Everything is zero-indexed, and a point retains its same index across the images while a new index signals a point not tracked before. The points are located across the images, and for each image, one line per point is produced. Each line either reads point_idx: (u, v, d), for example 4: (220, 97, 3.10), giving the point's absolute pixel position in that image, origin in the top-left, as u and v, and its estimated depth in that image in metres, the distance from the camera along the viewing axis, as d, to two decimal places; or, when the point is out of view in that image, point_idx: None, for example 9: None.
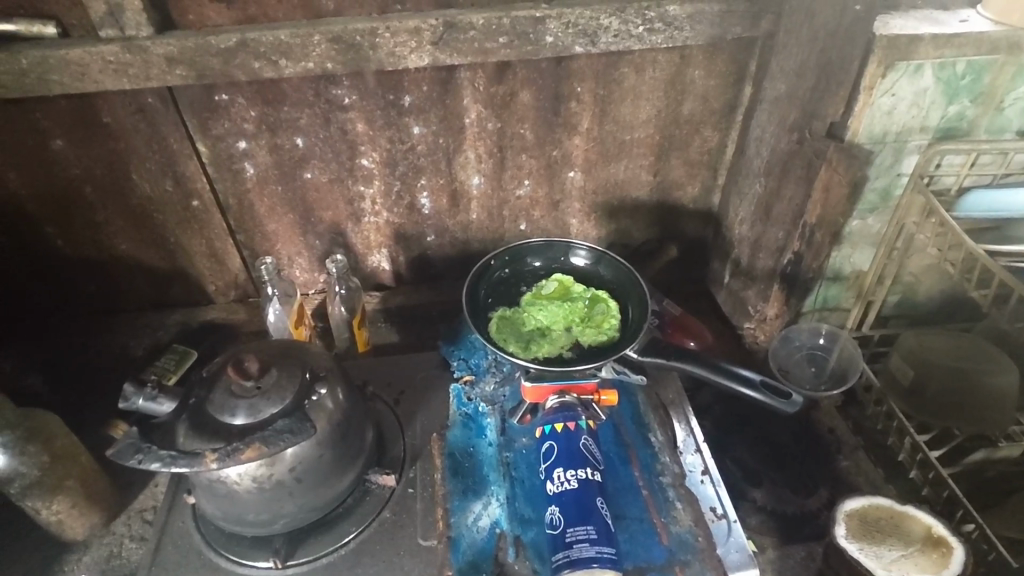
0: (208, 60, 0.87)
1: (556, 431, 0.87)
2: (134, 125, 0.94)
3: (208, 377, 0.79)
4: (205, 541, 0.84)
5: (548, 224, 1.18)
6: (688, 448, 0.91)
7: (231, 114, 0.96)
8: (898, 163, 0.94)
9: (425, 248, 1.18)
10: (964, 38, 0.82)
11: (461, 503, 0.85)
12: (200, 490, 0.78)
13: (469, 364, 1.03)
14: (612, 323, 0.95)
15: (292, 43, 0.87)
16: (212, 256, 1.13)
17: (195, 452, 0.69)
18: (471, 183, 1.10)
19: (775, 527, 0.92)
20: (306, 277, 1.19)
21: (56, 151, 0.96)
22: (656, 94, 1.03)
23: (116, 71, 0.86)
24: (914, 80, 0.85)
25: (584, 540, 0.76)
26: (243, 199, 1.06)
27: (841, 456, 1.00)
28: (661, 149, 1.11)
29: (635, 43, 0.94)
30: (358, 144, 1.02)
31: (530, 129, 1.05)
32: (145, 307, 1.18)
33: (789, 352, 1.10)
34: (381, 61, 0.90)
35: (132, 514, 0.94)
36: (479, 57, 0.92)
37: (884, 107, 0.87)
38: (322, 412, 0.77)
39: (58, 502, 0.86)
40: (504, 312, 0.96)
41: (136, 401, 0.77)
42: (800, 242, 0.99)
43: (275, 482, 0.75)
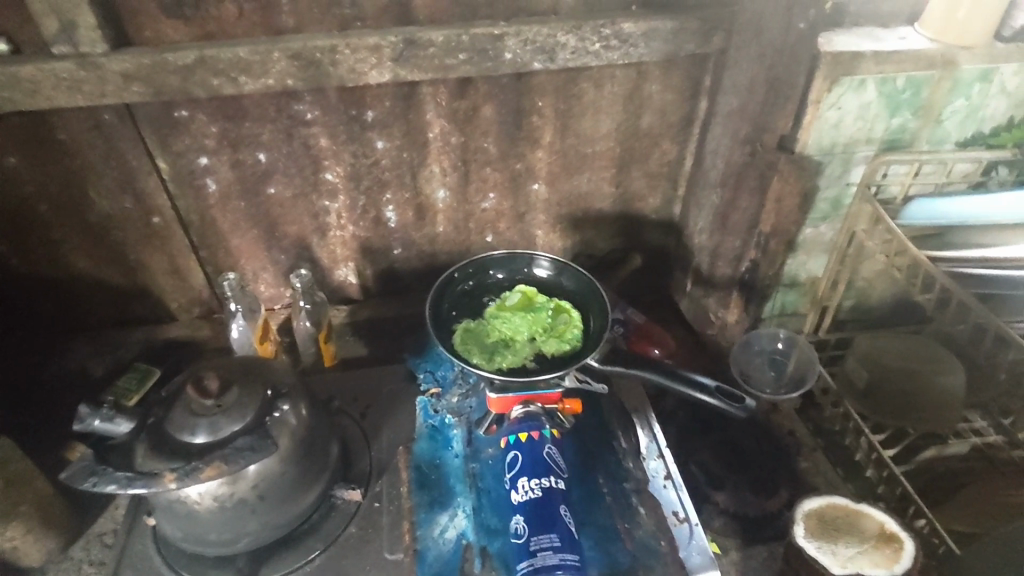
0: (166, 76, 0.86)
1: (521, 441, 0.87)
2: (91, 141, 0.93)
3: (168, 395, 0.78)
4: (166, 563, 0.82)
5: (513, 236, 1.20)
6: (651, 454, 0.92)
7: (191, 130, 0.95)
8: (847, 174, 0.97)
9: (391, 261, 1.19)
10: (903, 54, 0.86)
11: (428, 516, 0.86)
12: (159, 511, 0.77)
13: (435, 376, 1.04)
14: (574, 332, 0.96)
15: (252, 59, 0.87)
16: (174, 272, 1.11)
17: (153, 472, 0.68)
18: (436, 197, 1.11)
19: (739, 529, 0.94)
20: (270, 293, 1.18)
21: (10, 168, 0.94)
22: (615, 108, 1.06)
23: (70, 88, 0.85)
24: (859, 94, 0.89)
25: (548, 548, 0.77)
26: (205, 215, 1.05)
27: (800, 457, 1.03)
28: (622, 161, 1.13)
29: (592, 60, 0.96)
30: (322, 159, 1.03)
31: (494, 143, 1.06)
32: (106, 326, 1.16)
33: (750, 357, 1.13)
34: (341, 78, 0.91)
35: (91, 538, 0.92)
36: (440, 73, 0.93)
37: (831, 120, 0.91)
38: (284, 429, 0.77)
39: (12, 529, 0.83)
40: (467, 325, 0.97)
41: (92, 423, 0.75)
42: (756, 251, 1.06)
43: (237, 500, 0.74)
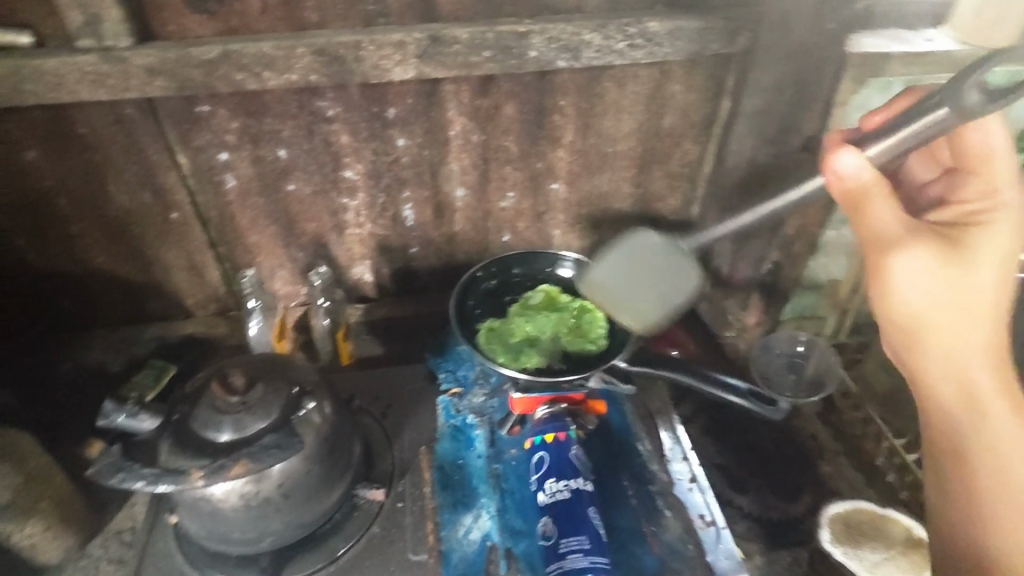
0: (189, 71, 0.86)
1: (547, 442, 0.88)
2: (112, 135, 0.93)
3: (192, 393, 0.77)
4: (188, 561, 0.82)
5: (532, 235, 1.19)
6: (675, 456, 0.92)
7: (212, 125, 0.95)
8: None
9: (409, 259, 1.18)
10: (934, 56, 0.87)
11: (451, 517, 0.85)
12: (183, 508, 0.76)
13: (456, 375, 1.03)
14: (599, 332, 0.97)
15: (276, 55, 0.87)
16: (191, 268, 1.11)
17: (180, 470, 0.67)
18: (456, 195, 1.11)
19: (761, 533, 0.93)
20: (287, 290, 1.17)
21: (29, 162, 0.93)
22: (637, 108, 1.05)
23: (94, 81, 0.84)
24: (885, 96, 0.92)
25: (577, 551, 0.77)
26: (223, 211, 1.04)
27: (822, 461, 1.02)
28: (642, 161, 1.12)
29: (617, 58, 0.95)
30: (342, 156, 1.02)
31: (514, 142, 1.06)
32: (121, 321, 1.15)
33: (769, 360, 1.11)
34: (365, 74, 0.90)
35: (109, 535, 0.92)
36: (464, 70, 0.92)
37: (856, 121, 0.94)
38: (309, 427, 0.76)
39: (32, 526, 0.82)
40: (491, 324, 0.96)
41: (116, 418, 0.74)
42: (780, 251, 1.04)
43: (262, 498, 0.74)
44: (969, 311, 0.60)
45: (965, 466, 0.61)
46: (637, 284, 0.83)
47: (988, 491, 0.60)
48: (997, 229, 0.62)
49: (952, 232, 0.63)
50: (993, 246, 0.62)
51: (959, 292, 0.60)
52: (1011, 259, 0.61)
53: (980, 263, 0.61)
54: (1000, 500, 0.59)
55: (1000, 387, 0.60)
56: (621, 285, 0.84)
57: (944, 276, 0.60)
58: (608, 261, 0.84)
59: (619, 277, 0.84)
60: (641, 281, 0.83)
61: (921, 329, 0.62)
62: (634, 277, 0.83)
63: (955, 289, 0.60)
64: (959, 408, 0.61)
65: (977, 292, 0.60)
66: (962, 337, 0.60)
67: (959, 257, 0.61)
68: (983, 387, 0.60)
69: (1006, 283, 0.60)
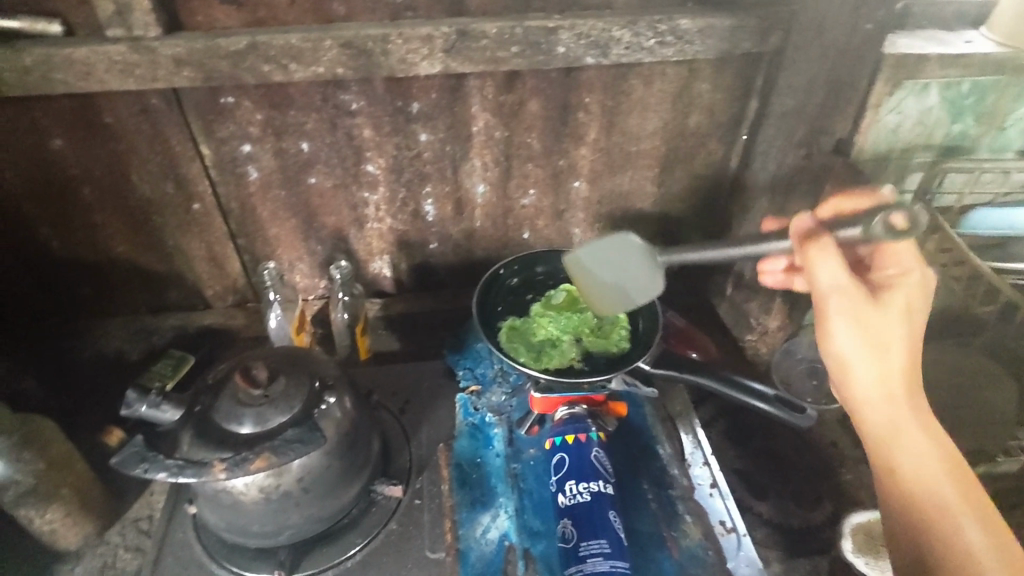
0: (217, 62, 0.86)
1: (568, 443, 0.87)
2: (137, 125, 0.93)
3: (214, 384, 0.77)
4: (206, 552, 0.82)
5: (551, 233, 1.18)
6: (696, 461, 0.93)
7: (236, 117, 0.94)
8: (901, 181, 0.96)
9: (427, 255, 1.18)
10: (972, 58, 0.84)
11: (469, 515, 0.85)
12: (203, 499, 0.76)
13: (474, 373, 1.02)
14: (621, 334, 0.96)
15: (303, 47, 0.86)
16: (211, 259, 1.11)
17: (203, 462, 0.67)
18: (476, 191, 1.10)
19: (781, 541, 0.91)
20: (306, 283, 1.17)
21: (56, 150, 0.93)
22: (663, 107, 1.03)
23: (122, 71, 0.84)
24: (920, 99, 0.89)
25: (598, 554, 0.77)
26: (245, 203, 1.04)
27: (844, 469, 1.01)
28: (666, 160, 1.11)
29: (646, 56, 0.94)
30: (364, 150, 1.01)
31: (537, 139, 1.05)
32: (140, 311, 1.15)
33: (791, 364, 1.11)
34: (391, 68, 0.90)
35: (127, 523, 0.92)
36: (491, 66, 0.91)
37: (889, 125, 0.91)
38: (330, 421, 0.75)
39: (52, 512, 0.84)
40: (513, 323, 0.96)
41: (139, 408, 0.75)
42: None
43: (282, 492, 0.74)
44: (884, 353, 0.67)
45: (894, 483, 0.66)
46: (611, 270, 0.83)
47: (914, 504, 0.64)
48: (912, 282, 0.69)
49: (877, 286, 0.71)
50: (908, 306, 0.69)
51: (880, 334, 0.67)
52: (918, 310, 0.69)
53: (896, 312, 0.68)
54: (929, 518, 0.63)
55: (916, 415, 0.67)
56: (603, 268, 0.83)
57: (864, 323, 0.67)
58: (600, 248, 0.83)
59: (599, 264, 0.83)
60: (616, 268, 0.83)
61: (855, 364, 0.68)
62: (611, 263, 0.83)
63: (877, 331, 0.67)
64: (879, 434, 0.67)
65: (895, 337, 0.67)
66: (884, 373, 0.67)
67: (886, 309, 0.68)
68: (901, 412, 0.66)
69: (916, 329, 0.68)
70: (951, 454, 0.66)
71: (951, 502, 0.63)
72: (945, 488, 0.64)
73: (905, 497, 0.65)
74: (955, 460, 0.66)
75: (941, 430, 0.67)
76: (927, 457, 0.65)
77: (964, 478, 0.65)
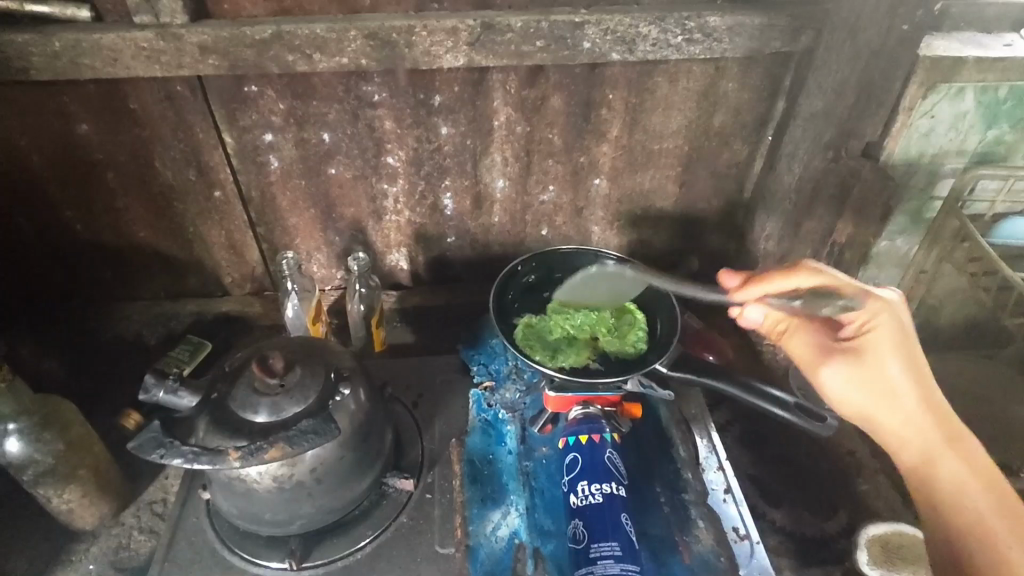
0: (242, 51, 0.86)
1: (581, 443, 0.86)
2: (162, 112, 0.93)
3: (231, 372, 0.78)
4: (219, 538, 0.83)
5: (570, 230, 1.17)
6: (710, 466, 0.92)
7: (259, 106, 0.95)
8: (932, 187, 0.93)
9: (444, 249, 1.17)
10: (1009, 62, 0.82)
11: (480, 512, 0.85)
12: (217, 486, 0.77)
13: (489, 369, 1.03)
14: (638, 335, 0.95)
15: (328, 37, 0.86)
16: (231, 247, 1.11)
17: (217, 449, 0.67)
18: (496, 186, 1.09)
19: (794, 549, 0.90)
20: (323, 273, 1.18)
21: (82, 135, 0.94)
22: (688, 105, 1.02)
23: (148, 57, 0.85)
24: (955, 103, 0.86)
25: (609, 557, 0.76)
26: (265, 191, 1.05)
27: (861, 479, 0.99)
28: (689, 160, 1.09)
29: (672, 53, 0.92)
30: (385, 142, 1.01)
31: (559, 135, 1.03)
32: (160, 296, 1.17)
33: None
34: (415, 60, 0.89)
35: (141, 505, 0.94)
36: (515, 60, 0.91)
37: (921, 129, 0.87)
38: (344, 412, 0.76)
39: (70, 491, 0.85)
40: (530, 320, 0.96)
41: (157, 393, 0.76)
42: (828, 260, 1.00)
43: (295, 482, 0.74)
44: (895, 399, 0.71)
45: (942, 513, 0.68)
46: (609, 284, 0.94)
47: (966, 532, 0.66)
48: (884, 323, 0.72)
49: (852, 339, 0.75)
50: (889, 351, 0.72)
51: (882, 385, 0.71)
52: (908, 344, 0.72)
53: (886, 358, 0.72)
54: (982, 546, 0.65)
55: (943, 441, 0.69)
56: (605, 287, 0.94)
57: (856, 381, 0.73)
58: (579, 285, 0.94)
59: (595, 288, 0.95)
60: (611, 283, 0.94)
61: (875, 416, 0.72)
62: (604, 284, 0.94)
63: (875, 385, 0.71)
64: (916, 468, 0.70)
65: (897, 382, 0.71)
66: (902, 415, 0.70)
67: (876, 358, 0.72)
68: (932, 443, 0.69)
69: (914, 363, 0.71)
70: (986, 468, 0.68)
71: (997, 522, 0.65)
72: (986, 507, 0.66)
73: (957, 527, 0.67)
74: (990, 474, 0.68)
75: (972, 448, 0.69)
76: (965, 480, 0.68)
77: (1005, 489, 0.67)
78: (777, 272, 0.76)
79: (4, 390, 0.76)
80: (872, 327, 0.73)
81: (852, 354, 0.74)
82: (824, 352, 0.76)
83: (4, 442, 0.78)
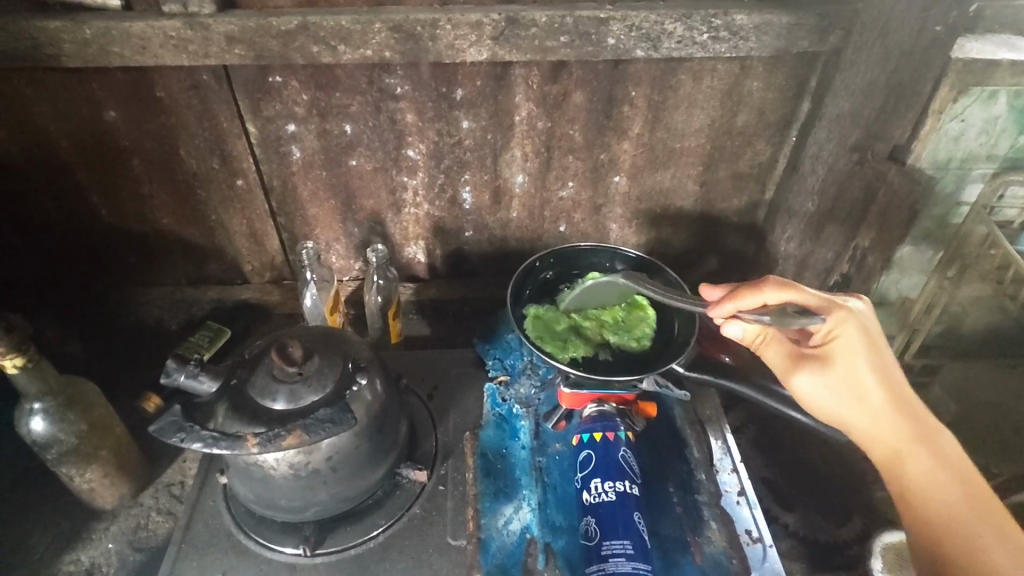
0: (267, 41, 0.86)
1: (595, 440, 0.86)
2: (187, 100, 0.94)
3: (250, 359, 0.79)
4: (235, 522, 0.84)
5: (588, 228, 1.17)
6: (724, 467, 0.91)
7: (283, 96, 0.95)
8: (959, 192, 0.92)
9: (462, 243, 1.18)
10: None
11: (492, 505, 0.85)
12: (234, 471, 0.78)
13: (504, 364, 1.03)
14: (646, 328, 0.96)
15: (353, 29, 0.86)
16: (251, 236, 1.13)
17: (236, 435, 0.68)
18: (515, 181, 1.09)
19: (806, 554, 0.90)
20: (342, 264, 1.19)
21: (109, 122, 0.96)
22: (711, 104, 1.00)
23: (176, 46, 0.86)
24: (986, 107, 0.84)
25: (620, 555, 0.76)
26: (287, 181, 1.06)
27: (876, 486, 0.98)
28: (711, 159, 1.08)
29: (697, 51, 0.91)
30: (406, 134, 1.01)
31: (580, 131, 1.03)
32: (181, 282, 1.18)
33: None
34: (439, 53, 0.89)
35: (160, 487, 0.96)
36: (539, 55, 0.90)
37: (951, 133, 0.85)
38: (361, 402, 0.76)
39: (91, 471, 0.87)
40: (539, 312, 0.96)
41: (177, 377, 0.77)
42: (850, 264, 0.99)
43: (311, 470, 0.75)
44: (865, 404, 0.70)
45: (916, 513, 0.66)
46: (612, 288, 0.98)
47: (941, 532, 0.64)
48: (851, 330, 0.70)
49: (819, 347, 0.73)
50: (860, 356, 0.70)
51: (851, 391, 0.70)
52: (874, 347, 0.71)
53: (854, 363, 0.70)
54: (958, 546, 0.63)
55: (915, 442, 0.68)
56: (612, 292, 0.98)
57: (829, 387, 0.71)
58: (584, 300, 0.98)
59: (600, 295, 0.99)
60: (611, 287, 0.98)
61: (846, 420, 0.71)
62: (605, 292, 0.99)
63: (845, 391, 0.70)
64: (888, 469, 0.69)
65: (865, 386, 0.70)
66: (872, 418, 0.69)
67: (844, 364, 0.71)
68: (905, 445, 0.68)
69: (882, 367, 0.70)
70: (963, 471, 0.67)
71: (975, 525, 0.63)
72: (960, 506, 0.65)
73: (933, 527, 0.65)
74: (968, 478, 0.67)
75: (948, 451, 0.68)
76: (939, 480, 0.66)
77: (979, 487, 0.66)
78: (746, 288, 0.74)
79: (31, 369, 0.77)
80: (840, 335, 0.71)
81: (819, 361, 0.72)
82: (793, 361, 0.73)
83: (31, 421, 0.80)
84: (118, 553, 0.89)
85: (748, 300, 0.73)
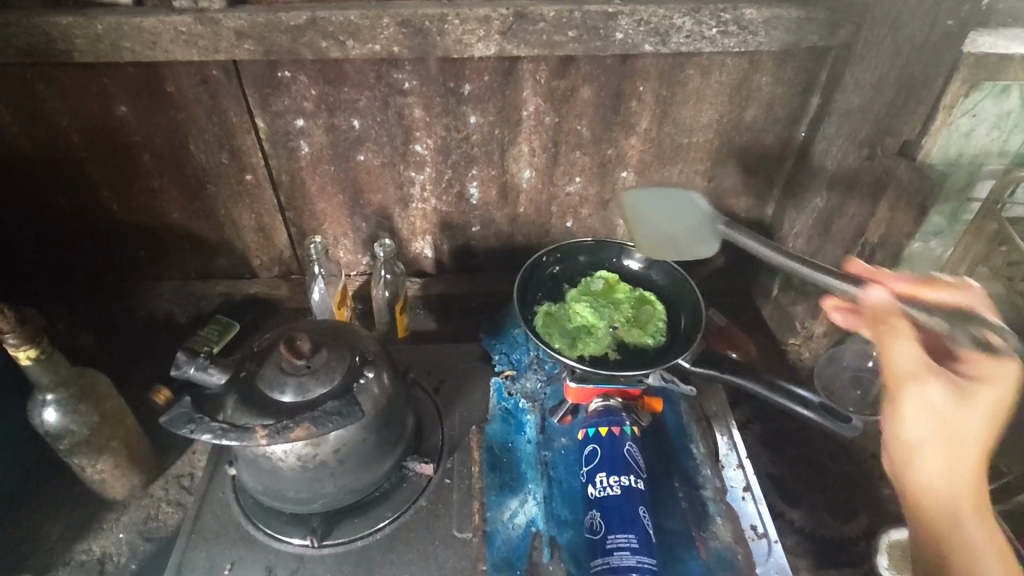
0: (277, 36, 0.87)
1: (600, 434, 0.87)
2: (198, 95, 0.95)
3: (259, 351, 0.80)
4: (243, 513, 0.85)
5: (595, 223, 1.17)
6: (730, 463, 0.91)
7: (292, 91, 0.96)
8: (970, 188, 0.91)
9: (469, 238, 1.18)
10: None
11: (498, 499, 0.86)
12: (243, 462, 0.79)
13: (510, 358, 1.03)
14: (658, 325, 0.97)
15: (361, 24, 0.86)
16: (260, 230, 1.14)
17: (245, 426, 0.69)
18: (522, 176, 1.09)
19: (812, 550, 0.90)
20: (349, 259, 1.20)
21: (120, 116, 0.96)
22: (719, 99, 1.00)
23: (187, 41, 0.86)
24: (998, 101, 0.84)
25: (625, 548, 0.76)
26: (295, 176, 1.06)
27: (884, 484, 0.98)
28: (719, 154, 1.08)
29: (706, 46, 0.91)
30: (414, 130, 1.02)
31: (587, 127, 1.03)
32: (190, 276, 1.20)
33: (835, 372, 1.07)
34: (447, 48, 0.89)
35: (170, 478, 0.97)
36: (547, 50, 0.90)
37: (962, 128, 0.85)
38: (368, 396, 0.77)
39: (102, 461, 0.89)
40: (549, 308, 0.98)
41: (187, 370, 0.77)
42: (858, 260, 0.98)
43: (319, 461, 0.76)
44: (959, 448, 0.62)
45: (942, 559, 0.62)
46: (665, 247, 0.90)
47: None
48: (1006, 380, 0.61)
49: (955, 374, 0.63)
50: (994, 406, 0.61)
51: (956, 430, 0.62)
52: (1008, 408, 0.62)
53: (983, 410, 0.62)
54: None
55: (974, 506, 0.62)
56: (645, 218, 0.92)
57: (942, 415, 0.62)
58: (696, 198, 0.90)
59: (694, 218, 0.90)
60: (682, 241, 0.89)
61: (923, 451, 0.63)
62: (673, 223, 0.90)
63: (954, 427, 0.62)
64: (932, 511, 0.63)
65: (971, 434, 0.62)
66: (952, 467, 0.62)
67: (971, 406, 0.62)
68: (963, 499, 0.62)
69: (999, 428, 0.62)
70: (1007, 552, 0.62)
71: None
72: None
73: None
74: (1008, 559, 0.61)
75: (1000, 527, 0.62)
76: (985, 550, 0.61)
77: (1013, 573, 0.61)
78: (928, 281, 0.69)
79: (44, 362, 0.78)
80: (991, 380, 0.62)
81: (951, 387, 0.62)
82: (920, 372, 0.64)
83: (43, 412, 0.81)
84: (129, 543, 0.90)
85: (926, 293, 0.68)
